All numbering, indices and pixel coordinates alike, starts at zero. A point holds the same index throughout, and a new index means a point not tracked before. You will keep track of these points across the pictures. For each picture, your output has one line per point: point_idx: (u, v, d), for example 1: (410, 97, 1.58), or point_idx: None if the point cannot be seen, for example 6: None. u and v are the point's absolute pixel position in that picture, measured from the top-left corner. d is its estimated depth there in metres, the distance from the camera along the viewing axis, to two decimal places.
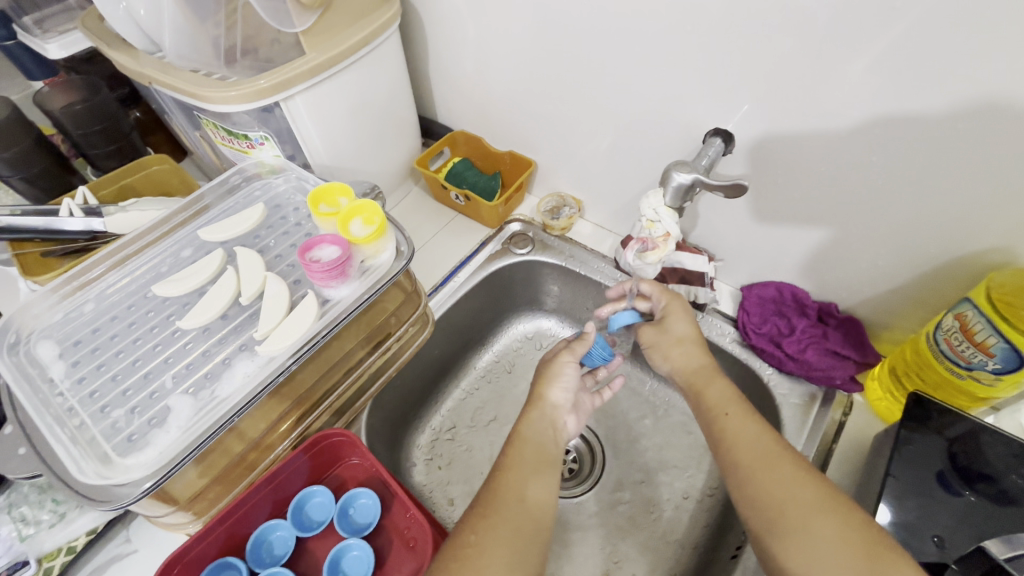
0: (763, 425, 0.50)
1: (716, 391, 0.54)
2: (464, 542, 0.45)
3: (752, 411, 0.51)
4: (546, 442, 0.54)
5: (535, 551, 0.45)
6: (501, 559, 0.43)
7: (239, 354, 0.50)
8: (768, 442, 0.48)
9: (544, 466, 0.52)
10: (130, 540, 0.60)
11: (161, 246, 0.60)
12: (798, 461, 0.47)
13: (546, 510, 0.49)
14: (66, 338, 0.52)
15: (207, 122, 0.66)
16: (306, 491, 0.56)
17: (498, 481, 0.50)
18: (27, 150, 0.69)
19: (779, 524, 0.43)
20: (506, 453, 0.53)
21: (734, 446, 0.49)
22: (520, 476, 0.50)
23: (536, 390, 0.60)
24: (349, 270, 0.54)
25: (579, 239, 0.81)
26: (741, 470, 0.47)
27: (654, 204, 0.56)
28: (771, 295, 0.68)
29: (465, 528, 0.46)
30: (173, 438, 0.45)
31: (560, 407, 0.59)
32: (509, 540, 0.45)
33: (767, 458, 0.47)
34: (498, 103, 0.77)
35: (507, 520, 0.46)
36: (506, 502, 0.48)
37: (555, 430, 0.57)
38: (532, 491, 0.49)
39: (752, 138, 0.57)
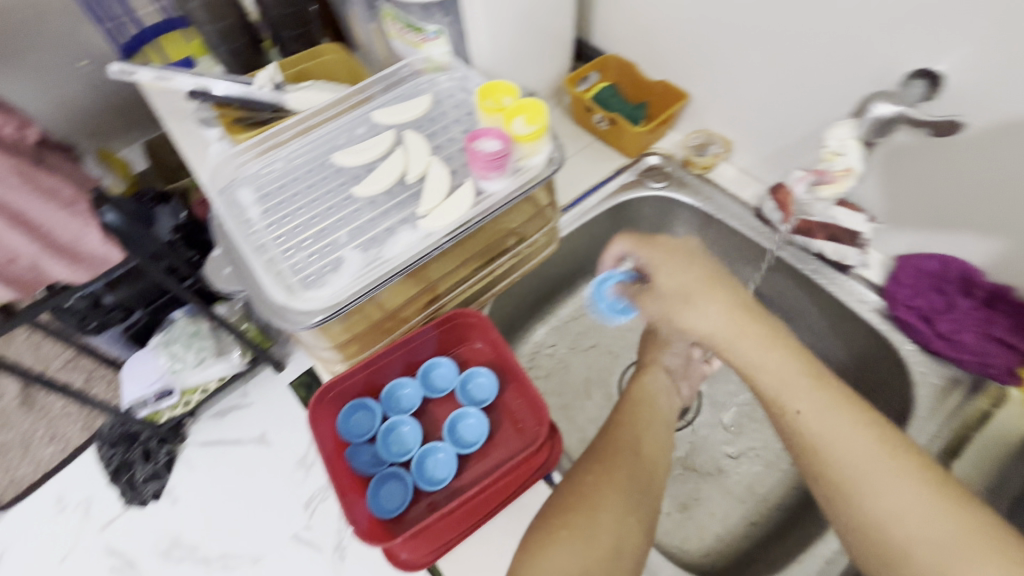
0: (866, 422, 0.46)
1: (768, 376, 0.50)
2: (581, 481, 0.49)
3: (800, 356, 0.50)
4: (659, 403, 0.59)
5: (654, 495, 0.49)
6: (617, 504, 0.47)
7: (402, 226, 0.55)
8: (869, 442, 0.45)
9: (657, 423, 0.56)
10: (247, 396, 0.74)
11: (337, 122, 0.66)
12: (910, 466, 0.43)
13: (660, 462, 0.52)
14: (260, 188, 0.61)
15: (388, 13, 0.69)
16: (433, 360, 0.62)
17: (610, 434, 0.53)
18: (232, 26, 0.77)
19: (858, 504, 0.43)
20: (622, 410, 0.57)
21: (826, 451, 0.46)
22: (631, 431, 0.54)
23: (648, 356, 0.65)
24: (506, 165, 0.56)
25: (719, 182, 0.78)
26: (821, 470, 0.46)
27: (840, 135, 0.53)
28: (931, 268, 0.61)
29: (581, 470, 0.50)
30: (343, 285, 0.52)
31: (671, 372, 0.64)
32: (624, 487, 0.48)
33: (869, 462, 0.44)
34: (664, 25, 0.74)
35: (623, 467, 0.50)
36: (618, 452, 0.51)
37: (670, 397, 0.61)
38: (643, 446, 0.52)
39: (968, 85, 0.50)
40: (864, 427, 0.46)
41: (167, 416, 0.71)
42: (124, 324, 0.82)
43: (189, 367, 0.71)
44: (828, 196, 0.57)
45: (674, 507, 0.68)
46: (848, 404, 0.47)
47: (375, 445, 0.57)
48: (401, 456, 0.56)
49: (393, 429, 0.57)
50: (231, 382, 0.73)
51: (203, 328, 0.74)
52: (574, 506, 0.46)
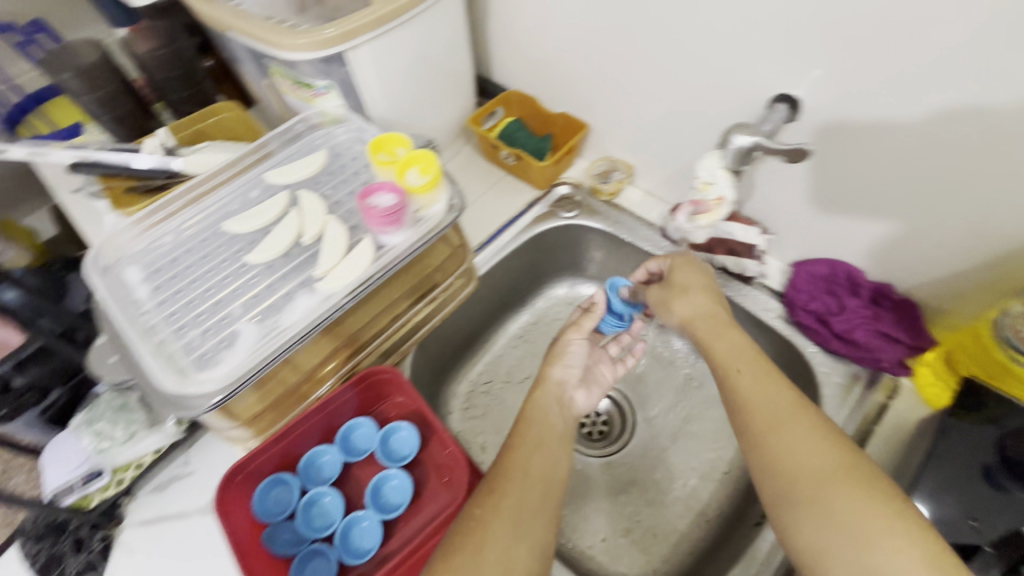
0: (823, 431, 0.46)
1: (753, 390, 0.50)
2: (469, 515, 0.47)
3: (770, 372, 0.51)
4: (552, 423, 0.56)
5: (545, 516, 0.47)
6: (505, 534, 0.45)
7: (299, 290, 0.54)
8: (828, 457, 0.44)
9: (551, 445, 0.53)
10: (189, 462, 0.67)
11: (231, 186, 0.64)
12: (867, 482, 0.42)
13: (554, 485, 0.50)
14: (149, 265, 0.58)
15: (277, 70, 0.69)
16: (353, 421, 0.60)
17: (504, 460, 0.51)
18: (113, 93, 0.75)
19: (792, 493, 0.44)
20: (515, 434, 0.54)
21: (743, 408, 0.49)
22: (525, 454, 0.51)
23: (541, 371, 0.62)
24: (403, 218, 0.56)
25: (627, 206, 0.80)
26: (752, 431, 0.48)
27: (711, 166, 0.55)
28: (822, 273, 0.65)
29: (472, 504, 0.48)
30: (239, 361, 0.50)
31: (564, 383, 0.61)
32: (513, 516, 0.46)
33: (822, 479, 0.43)
34: (556, 62, 0.76)
35: (513, 494, 0.47)
36: (510, 478, 0.49)
37: (563, 408, 0.58)
38: (536, 465, 0.51)
39: (822, 107, 0.55)
40: (806, 417, 0.47)
41: (98, 499, 0.62)
42: (41, 406, 0.69)
43: (117, 445, 0.62)
44: (706, 223, 0.61)
45: (615, 533, 0.69)
46: (802, 421, 0.47)
47: (295, 522, 0.54)
48: (325, 529, 0.54)
49: (314, 502, 0.55)
50: (169, 452, 0.66)
51: (131, 399, 0.64)
52: (463, 546, 0.44)
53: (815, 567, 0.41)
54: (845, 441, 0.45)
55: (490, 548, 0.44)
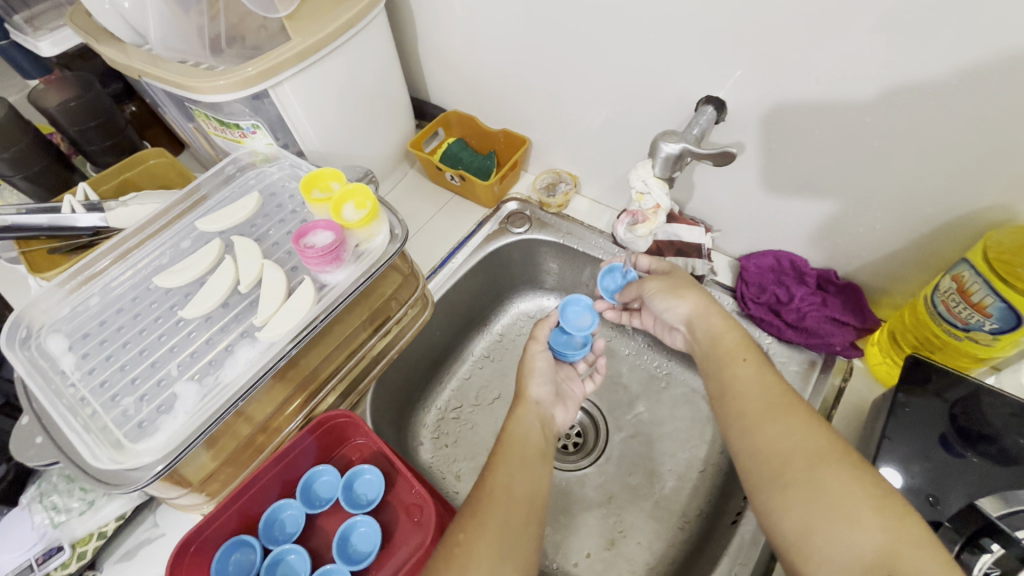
0: (812, 419, 0.47)
1: (752, 381, 0.51)
2: (453, 541, 0.45)
3: (768, 365, 0.52)
4: (531, 436, 0.56)
5: (528, 535, 0.47)
6: (489, 556, 0.44)
7: (241, 341, 0.52)
8: (821, 440, 0.45)
9: (531, 460, 0.53)
10: (158, 524, 0.64)
11: (160, 238, 0.61)
12: (855, 465, 0.43)
13: (533, 506, 0.50)
14: (75, 331, 0.54)
15: (199, 113, 0.66)
16: (313, 470, 0.58)
17: (483, 481, 0.50)
18: (25, 150, 0.70)
19: (786, 474, 0.44)
20: (494, 452, 0.53)
21: (743, 397, 0.50)
22: (507, 472, 0.51)
23: (518, 388, 0.62)
24: (344, 254, 0.54)
25: (576, 216, 0.81)
26: (749, 418, 0.49)
27: (643, 176, 0.55)
28: (769, 264, 0.67)
29: (455, 528, 0.46)
30: (179, 424, 0.47)
31: (542, 402, 0.61)
32: (497, 535, 0.46)
33: (815, 460, 0.44)
34: (490, 80, 0.76)
35: (494, 515, 0.47)
36: (492, 497, 0.48)
37: (543, 423, 0.59)
38: (517, 485, 0.50)
39: (747, 106, 0.56)
40: (804, 405, 0.48)
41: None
42: None
43: (76, 516, 0.58)
44: (645, 234, 0.61)
45: (599, 547, 0.68)
46: (796, 409, 0.47)
47: None
48: None
49: (278, 562, 0.52)
50: (136, 516, 0.63)
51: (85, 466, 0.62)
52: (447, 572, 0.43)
53: (804, 549, 0.41)
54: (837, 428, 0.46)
55: (477, 571, 0.43)
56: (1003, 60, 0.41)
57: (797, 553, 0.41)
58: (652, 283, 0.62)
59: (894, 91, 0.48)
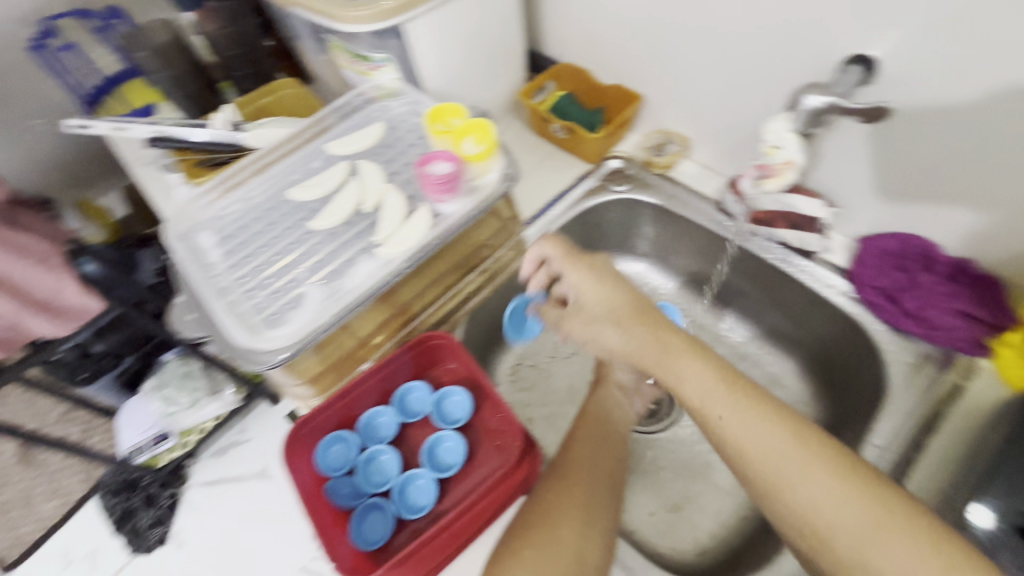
0: (830, 480, 0.44)
1: (749, 443, 0.47)
2: (543, 497, 0.48)
3: (796, 416, 0.48)
4: (611, 419, 0.59)
5: (614, 505, 0.49)
6: (578, 516, 0.46)
7: (361, 255, 0.56)
8: (856, 508, 0.43)
9: (612, 438, 0.55)
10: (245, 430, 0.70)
11: (294, 157, 0.67)
12: (909, 535, 0.41)
13: (617, 476, 0.52)
14: (221, 231, 0.61)
15: (336, 45, 0.71)
16: (408, 384, 0.62)
17: (567, 450, 0.53)
18: (183, 72, 0.79)
19: (829, 551, 0.43)
20: (579, 427, 0.56)
21: (749, 462, 0.47)
22: (589, 448, 0.53)
23: (602, 371, 0.65)
24: (459, 186, 0.57)
25: (682, 180, 0.79)
26: (767, 485, 0.46)
27: (777, 129, 0.53)
28: (893, 247, 0.62)
29: (543, 486, 0.49)
30: (306, 319, 0.52)
31: (625, 386, 0.64)
32: (583, 500, 0.48)
33: (859, 534, 0.42)
34: (612, 30, 0.74)
35: (581, 483, 0.49)
36: (579, 466, 0.50)
37: (621, 406, 0.61)
38: (600, 460, 0.52)
39: (902, 68, 0.51)
40: (800, 453, 0.45)
41: (166, 459, 0.67)
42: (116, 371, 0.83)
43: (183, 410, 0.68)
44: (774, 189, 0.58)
45: (664, 508, 0.68)
46: (809, 470, 0.45)
47: (354, 478, 0.57)
48: (383, 485, 0.56)
49: (372, 459, 0.58)
50: (230, 419, 0.70)
51: (194, 368, 0.71)
52: (537, 520, 0.46)
53: None
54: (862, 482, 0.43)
55: (565, 527, 0.46)
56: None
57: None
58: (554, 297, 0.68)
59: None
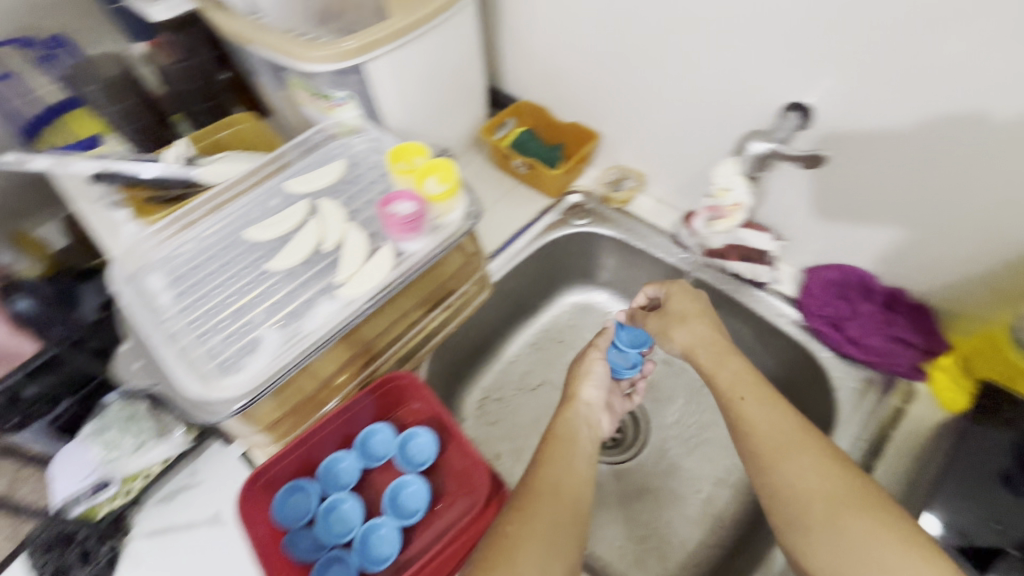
0: (829, 458, 0.47)
1: (757, 417, 0.51)
2: (501, 533, 0.46)
3: (774, 396, 0.52)
4: (579, 440, 0.57)
5: (576, 537, 0.47)
6: (537, 551, 0.44)
7: (321, 296, 0.55)
8: (830, 480, 0.46)
9: (579, 461, 0.53)
10: (196, 473, 0.67)
11: (251, 195, 0.65)
12: (879, 503, 0.44)
13: (581, 505, 0.49)
14: (171, 272, 0.58)
15: (296, 82, 0.70)
16: (371, 427, 0.60)
17: (532, 480, 0.51)
18: (134, 105, 0.79)
19: (808, 518, 0.45)
20: (543, 452, 0.54)
21: (751, 435, 0.50)
22: (553, 471, 0.51)
23: (569, 389, 0.64)
24: (423, 225, 0.57)
25: (639, 213, 0.81)
26: (761, 457, 0.49)
27: (725, 172, 0.55)
28: (835, 278, 0.66)
29: (501, 522, 0.47)
30: (263, 365, 0.50)
31: (592, 404, 0.62)
32: (545, 534, 0.46)
33: (836, 501, 0.45)
34: (569, 72, 0.77)
35: (541, 514, 0.47)
36: (539, 495, 0.49)
37: (590, 427, 0.59)
38: (568, 484, 0.50)
39: (833, 116, 0.56)
40: (793, 419, 0.50)
41: (106, 509, 0.61)
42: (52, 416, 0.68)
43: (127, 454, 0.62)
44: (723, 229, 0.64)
45: (632, 539, 0.68)
46: (809, 443, 0.48)
47: (314, 529, 0.54)
48: (344, 535, 0.54)
49: (333, 508, 0.55)
50: (177, 462, 0.66)
51: (141, 409, 0.64)
52: (493, 561, 0.44)
53: None
54: (850, 464, 0.47)
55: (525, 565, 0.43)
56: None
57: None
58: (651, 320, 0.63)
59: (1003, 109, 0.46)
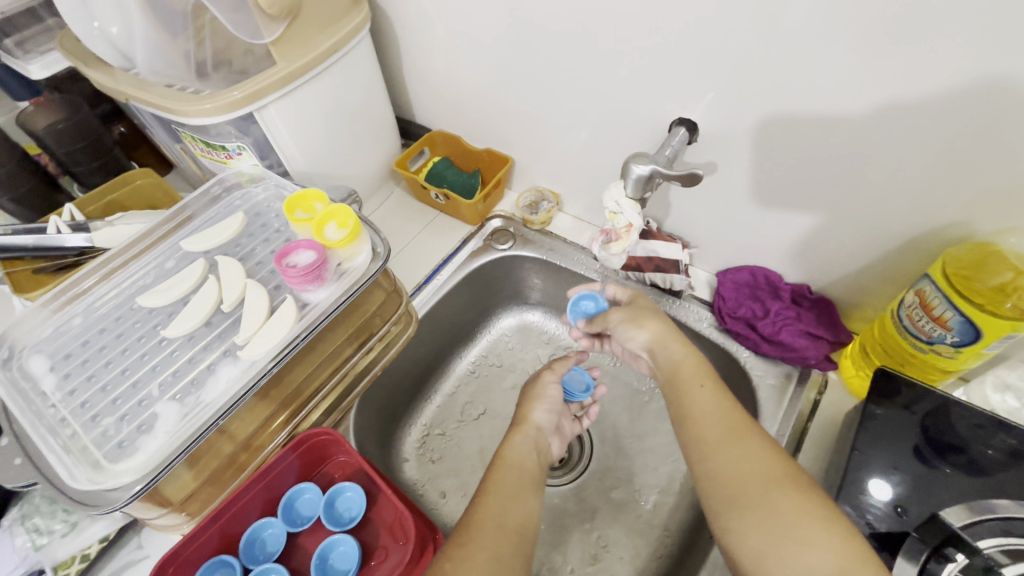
0: (771, 449, 0.47)
1: (706, 405, 0.51)
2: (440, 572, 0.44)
3: (725, 389, 0.52)
4: (526, 463, 0.56)
5: (518, 566, 0.45)
6: None
7: (222, 359, 0.52)
8: (769, 466, 0.45)
9: (526, 489, 0.52)
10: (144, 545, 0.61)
11: (144, 258, 0.61)
12: (810, 490, 0.44)
13: (527, 533, 0.48)
14: (56, 351, 0.54)
15: (186, 135, 0.67)
16: (296, 487, 0.58)
17: (476, 509, 0.49)
18: (14, 170, 0.71)
19: (743, 500, 0.44)
20: (489, 479, 0.53)
21: (702, 422, 0.50)
22: (498, 501, 0.50)
23: (522, 412, 0.63)
24: (325, 274, 0.55)
25: (559, 233, 0.82)
26: (706, 443, 0.49)
27: (615, 196, 0.57)
28: (745, 280, 0.69)
29: (443, 557, 0.45)
30: (160, 443, 0.47)
31: (543, 428, 0.62)
32: (487, 566, 0.44)
33: (772, 484, 0.44)
34: (474, 101, 0.78)
35: (483, 545, 0.45)
36: (481, 526, 0.47)
37: (540, 452, 0.59)
38: (512, 513, 0.49)
39: (717, 129, 0.58)
40: (740, 409, 0.50)
41: None
42: None
43: (59, 538, 0.57)
44: (619, 252, 0.64)
45: (583, 562, 0.68)
46: (753, 434, 0.48)
47: None
48: None
49: None
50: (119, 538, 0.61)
51: None
52: None
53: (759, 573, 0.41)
54: (786, 454, 0.47)
55: None
56: (962, 88, 0.43)
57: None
58: (616, 314, 0.62)
59: (860, 113, 0.49)
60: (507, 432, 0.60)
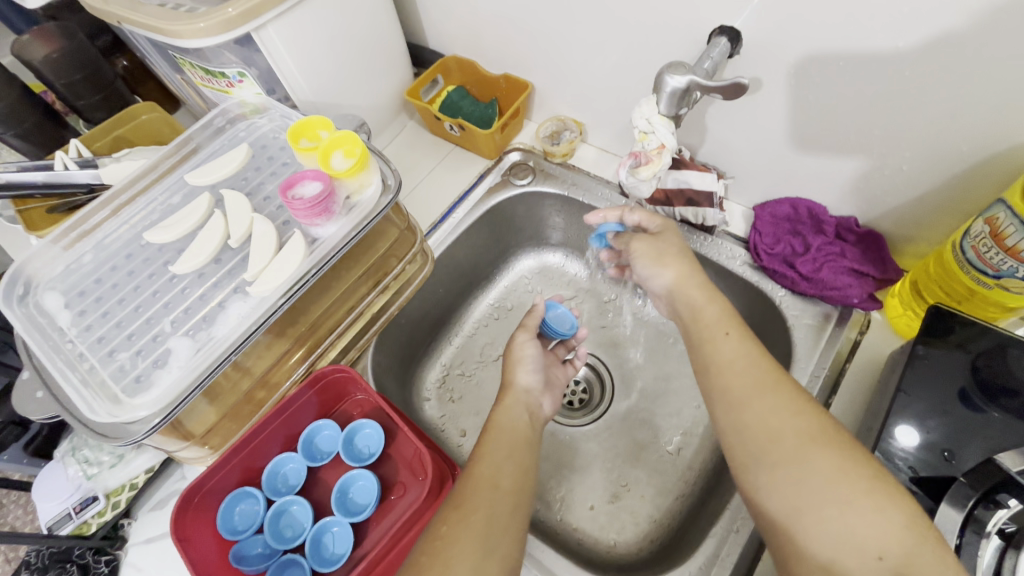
0: (803, 403, 0.44)
1: (734, 356, 0.48)
2: (434, 534, 0.43)
3: (753, 337, 0.49)
4: (518, 425, 0.54)
5: (515, 526, 0.45)
6: (473, 548, 0.42)
7: (233, 296, 0.51)
8: (803, 419, 0.43)
9: (519, 450, 0.51)
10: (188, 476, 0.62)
11: (151, 193, 0.59)
12: (846, 445, 0.41)
13: (522, 492, 0.47)
14: (71, 288, 0.54)
15: (184, 61, 0.63)
16: (315, 424, 0.58)
17: (468, 474, 0.48)
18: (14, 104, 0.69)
19: (775, 453, 0.42)
20: (481, 443, 0.52)
21: (728, 371, 0.47)
22: (491, 462, 0.48)
23: (506, 377, 0.61)
24: (333, 206, 0.52)
25: (582, 166, 0.77)
26: (733, 393, 0.46)
27: (647, 113, 0.51)
28: (785, 213, 0.64)
29: (438, 521, 0.44)
30: (174, 376, 0.47)
31: (531, 390, 0.59)
32: (481, 530, 0.43)
33: (805, 438, 0.41)
34: (490, 21, 0.71)
35: (477, 508, 0.44)
36: (475, 489, 0.46)
37: (531, 413, 0.57)
38: (504, 476, 0.47)
39: (763, 39, 0.51)
40: (770, 355, 0.48)
41: (97, 524, 0.57)
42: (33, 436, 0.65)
43: (108, 468, 0.58)
44: (648, 177, 0.57)
45: (603, 500, 0.67)
46: (784, 385, 0.45)
47: (264, 535, 0.52)
48: (295, 538, 0.52)
49: (282, 512, 0.53)
50: (163, 470, 0.62)
51: None
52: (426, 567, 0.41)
53: (790, 529, 0.40)
54: (823, 407, 0.44)
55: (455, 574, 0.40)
56: None
57: (784, 534, 0.40)
58: (640, 243, 0.60)
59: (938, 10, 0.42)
60: (496, 397, 0.58)
